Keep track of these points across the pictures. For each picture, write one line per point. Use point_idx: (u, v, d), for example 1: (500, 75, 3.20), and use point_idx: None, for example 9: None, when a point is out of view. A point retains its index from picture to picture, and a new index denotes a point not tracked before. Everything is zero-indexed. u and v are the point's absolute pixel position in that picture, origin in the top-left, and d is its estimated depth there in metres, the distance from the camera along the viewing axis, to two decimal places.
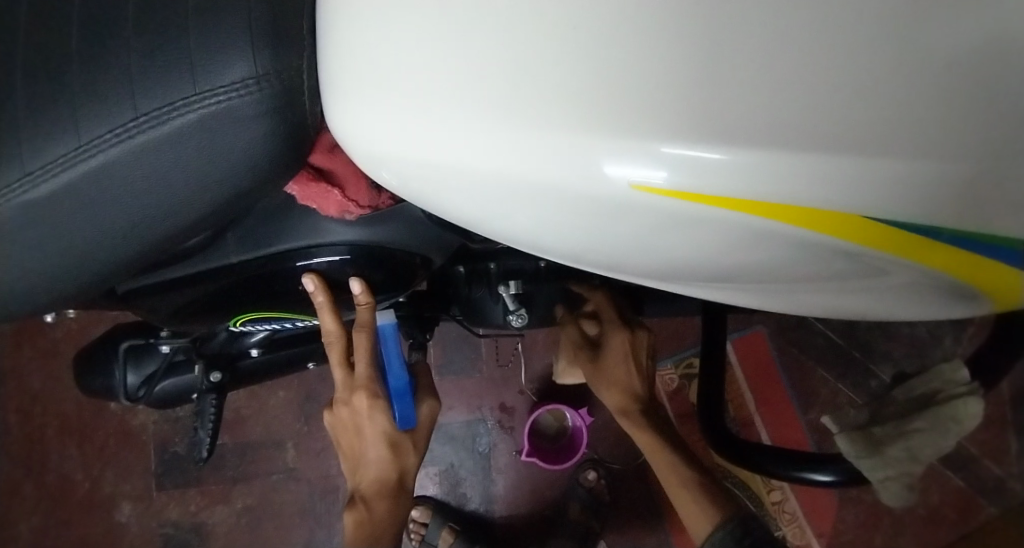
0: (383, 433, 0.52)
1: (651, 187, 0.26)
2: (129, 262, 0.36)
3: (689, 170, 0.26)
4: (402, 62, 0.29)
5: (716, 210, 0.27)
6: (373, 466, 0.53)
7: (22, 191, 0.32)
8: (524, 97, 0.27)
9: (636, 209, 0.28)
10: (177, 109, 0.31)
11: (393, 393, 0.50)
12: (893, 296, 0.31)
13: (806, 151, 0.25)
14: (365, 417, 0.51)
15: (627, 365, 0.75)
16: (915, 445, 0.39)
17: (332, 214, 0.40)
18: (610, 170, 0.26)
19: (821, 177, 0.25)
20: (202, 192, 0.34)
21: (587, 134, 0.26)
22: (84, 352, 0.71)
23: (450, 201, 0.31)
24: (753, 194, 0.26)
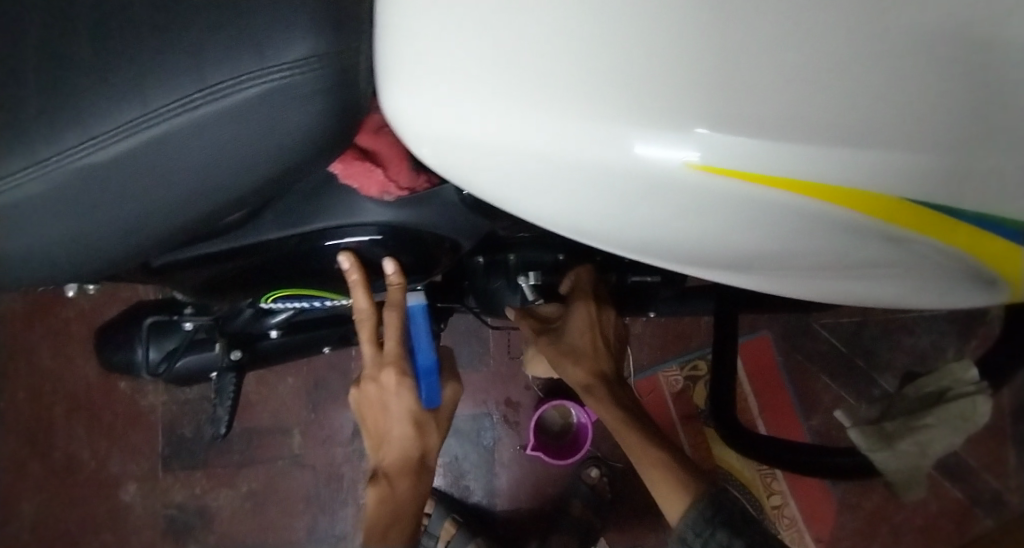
0: (409, 412, 0.53)
1: (697, 166, 0.28)
2: (172, 236, 0.37)
3: (717, 151, 0.27)
4: (449, 40, 0.30)
5: (760, 190, 0.28)
6: (397, 444, 0.55)
7: (82, 155, 0.32)
8: (559, 80, 0.28)
9: (679, 187, 0.29)
10: (242, 82, 0.32)
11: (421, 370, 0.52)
12: (913, 282, 0.32)
13: (832, 136, 0.26)
14: (392, 395, 0.53)
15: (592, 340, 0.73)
16: (924, 438, 0.44)
17: (372, 195, 0.42)
18: (644, 151, 0.28)
19: (847, 160, 0.26)
20: (251, 168, 0.35)
21: (621, 113, 0.27)
22: (107, 327, 0.73)
23: (489, 179, 0.33)
24: (781, 174, 0.27)
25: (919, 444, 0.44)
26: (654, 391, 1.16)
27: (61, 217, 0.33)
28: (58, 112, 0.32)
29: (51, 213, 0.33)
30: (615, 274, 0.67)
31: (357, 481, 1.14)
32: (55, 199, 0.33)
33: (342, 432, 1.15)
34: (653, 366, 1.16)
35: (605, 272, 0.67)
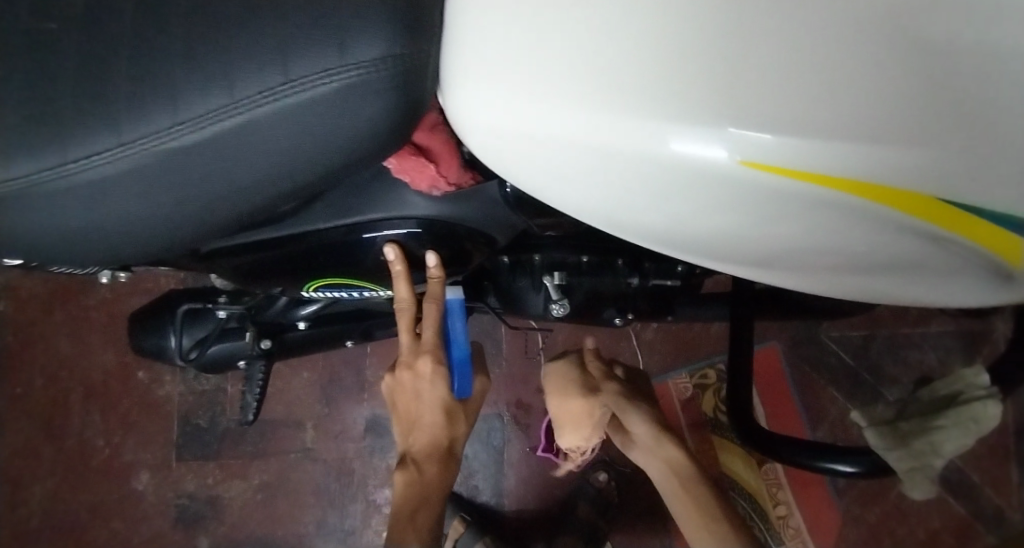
0: (440, 403, 0.59)
1: (758, 163, 0.29)
2: (232, 221, 0.40)
3: (754, 150, 0.28)
4: (507, 36, 0.32)
5: (818, 189, 0.29)
6: (427, 431, 0.60)
7: (169, 139, 0.34)
8: (605, 79, 0.30)
9: (739, 181, 0.30)
10: (325, 78, 0.33)
11: (456, 363, 0.57)
12: (930, 281, 0.35)
13: (869, 139, 0.27)
14: (427, 386, 0.58)
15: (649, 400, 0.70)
16: (937, 438, 0.47)
17: (421, 188, 0.44)
18: (683, 147, 0.29)
19: (878, 161, 0.28)
20: (318, 160, 0.37)
21: (663, 111, 0.29)
22: (141, 313, 0.75)
23: (538, 169, 0.35)
24: (820, 170, 0.28)
25: (933, 442, 0.48)
26: (663, 397, 1.18)
27: (138, 199, 0.36)
28: (146, 96, 0.34)
29: (128, 194, 0.35)
30: (637, 277, 0.68)
31: (367, 476, 1.16)
32: (138, 178, 0.35)
33: (354, 427, 1.17)
34: (665, 373, 1.18)
35: (628, 275, 0.68)
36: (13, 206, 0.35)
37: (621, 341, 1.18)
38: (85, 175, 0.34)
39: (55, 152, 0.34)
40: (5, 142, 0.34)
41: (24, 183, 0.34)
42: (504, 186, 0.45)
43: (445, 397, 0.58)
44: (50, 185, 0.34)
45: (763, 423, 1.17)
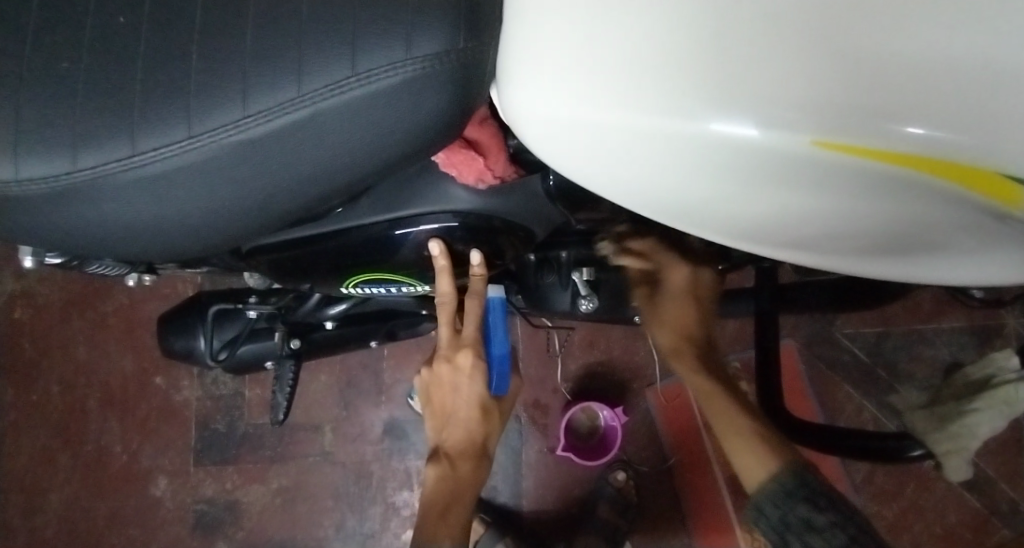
0: (477, 398, 0.62)
1: (833, 142, 0.27)
2: (277, 219, 0.40)
3: (786, 125, 0.27)
4: (560, 24, 0.32)
5: (887, 167, 0.27)
6: (463, 425, 0.63)
7: (234, 132, 0.35)
8: (648, 61, 0.29)
9: (804, 162, 0.28)
10: (396, 68, 0.34)
11: (495, 358, 0.60)
12: (986, 259, 0.34)
13: (915, 107, 0.25)
14: (464, 381, 0.61)
15: (683, 306, 0.65)
16: (974, 421, 0.49)
17: (467, 181, 0.46)
18: (720, 127, 0.28)
19: (931, 134, 0.25)
20: (364, 150, 0.37)
21: (696, 92, 0.28)
22: (171, 315, 0.76)
23: (590, 158, 0.36)
24: (868, 145, 0.26)
25: (969, 425, 0.49)
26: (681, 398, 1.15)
27: (191, 192, 0.36)
28: (217, 90, 0.35)
29: (182, 187, 0.36)
30: None
31: (386, 478, 1.16)
32: (201, 171, 0.36)
33: (372, 430, 1.17)
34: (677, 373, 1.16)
35: None
36: (79, 198, 0.36)
37: (637, 341, 1.17)
38: (143, 168, 0.35)
39: (126, 146, 0.35)
40: (86, 132, 0.36)
41: (90, 175, 0.36)
42: (547, 178, 0.46)
43: (481, 393, 0.61)
44: (111, 177, 0.36)
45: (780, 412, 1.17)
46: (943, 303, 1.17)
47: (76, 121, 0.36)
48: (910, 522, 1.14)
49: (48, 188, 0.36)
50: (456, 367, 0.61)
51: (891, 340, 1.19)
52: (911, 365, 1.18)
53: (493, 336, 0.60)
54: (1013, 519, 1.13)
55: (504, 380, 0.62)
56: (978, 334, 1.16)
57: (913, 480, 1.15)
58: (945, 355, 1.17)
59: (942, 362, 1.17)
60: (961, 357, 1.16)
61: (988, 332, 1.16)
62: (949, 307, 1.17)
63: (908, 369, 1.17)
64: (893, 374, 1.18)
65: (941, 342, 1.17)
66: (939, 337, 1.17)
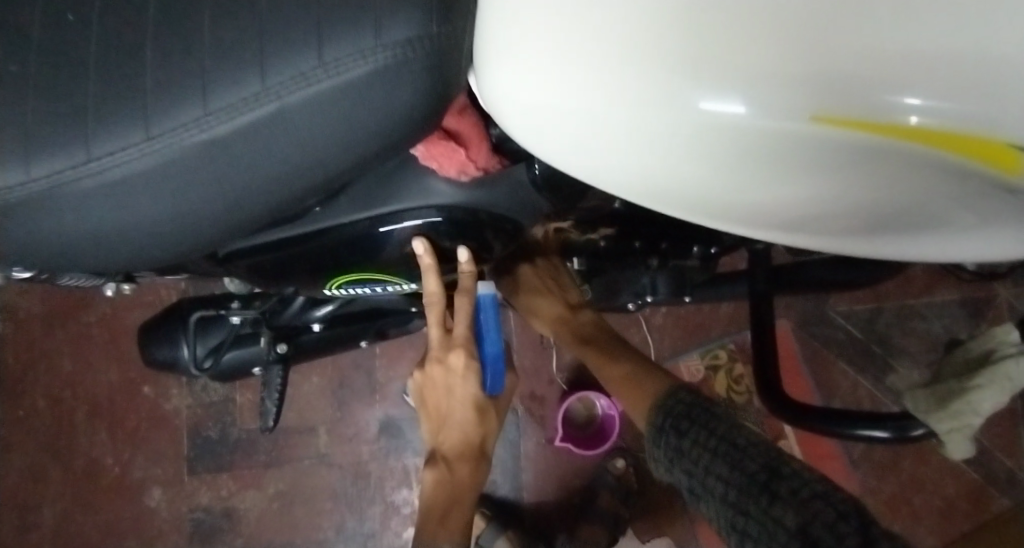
0: (472, 399, 0.62)
1: (835, 116, 0.25)
2: (253, 221, 0.38)
3: (780, 102, 0.25)
4: (539, 1, 0.30)
5: (891, 142, 0.25)
6: (459, 427, 0.64)
7: (195, 131, 0.33)
8: (634, 37, 0.28)
9: (803, 139, 0.27)
10: (364, 55, 0.32)
11: (488, 359, 0.59)
12: (1002, 236, 0.32)
13: (914, 75, 0.23)
14: (459, 382, 0.61)
15: (543, 298, 0.84)
16: (977, 398, 0.48)
17: (449, 174, 0.44)
18: (710, 106, 0.27)
19: (930, 103, 0.24)
20: (338, 146, 0.35)
21: (682, 69, 0.27)
22: (151, 324, 0.74)
23: (577, 144, 0.34)
24: (871, 118, 0.25)
25: (972, 401, 0.48)
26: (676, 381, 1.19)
27: (157, 198, 0.34)
28: (177, 87, 0.33)
29: (147, 193, 0.34)
30: (657, 258, 0.70)
31: (384, 478, 1.15)
32: (163, 174, 0.33)
33: (368, 430, 1.15)
34: (674, 356, 1.19)
35: (647, 257, 0.70)
36: (38, 209, 0.34)
37: (631, 328, 1.19)
38: (102, 174, 0.33)
39: (81, 151, 0.33)
40: (40, 138, 0.34)
41: (48, 184, 0.34)
42: (534, 167, 0.44)
43: (476, 393, 0.61)
44: (70, 186, 0.34)
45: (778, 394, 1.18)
46: (934, 276, 1.17)
47: (30, 125, 0.34)
48: (907, 496, 1.15)
49: (4, 200, 0.34)
50: (449, 368, 0.60)
51: (884, 316, 1.19)
52: (905, 340, 1.18)
53: (485, 336, 0.58)
54: (1009, 487, 1.14)
55: (499, 378, 0.60)
56: (971, 305, 1.16)
57: (910, 454, 1.15)
58: (937, 329, 1.17)
59: (935, 336, 1.17)
60: (953, 330, 1.16)
61: (979, 304, 1.16)
62: (941, 280, 1.17)
63: (901, 344, 1.18)
64: (887, 349, 1.18)
65: (933, 317, 1.17)
66: (931, 311, 1.17)
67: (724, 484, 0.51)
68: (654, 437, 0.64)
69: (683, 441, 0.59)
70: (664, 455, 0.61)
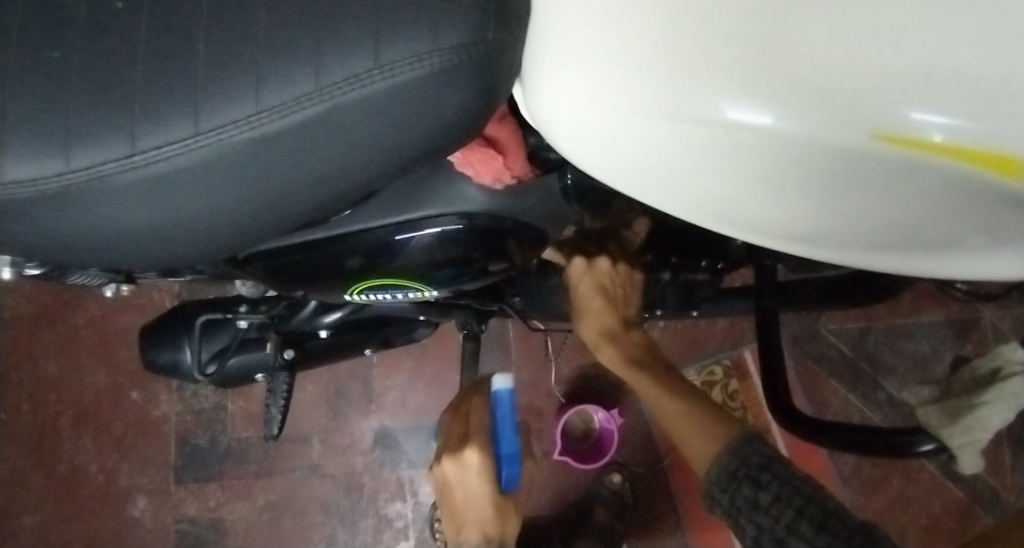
0: (490, 494, 0.77)
1: (896, 132, 0.24)
2: (282, 222, 0.38)
3: (806, 115, 0.25)
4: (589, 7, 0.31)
5: (944, 162, 0.25)
6: (478, 518, 0.79)
7: (241, 130, 0.32)
8: (687, 44, 0.27)
9: (856, 158, 0.26)
10: (416, 60, 0.32)
11: (505, 457, 0.73)
12: None
13: (926, 90, 0.23)
14: (476, 481, 0.77)
15: (599, 302, 0.77)
16: (985, 415, 0.49)
17: (484, 181, 0.44)
18: (736, 114, 0.27)
19: (951, 122, 0.24)
20: (356, 147, 0.34)
21: (711, 81, 0.27)
22: (152, 326, 0.72)
23: (618, 150, 0.34)
24: (927, 136, 0.24)
25: (982, 418, 0.49)
26: None
27: (199, 195, 0.34)
28: (226, 82, 0.33)
29: (179, 192, 0.34)
30: (669, 272, 0.71)
31: (378, 490, 1.13)
32: (208, 171, 0.33)
33: (363, 441, 1.14)
34: None
35: (658, 270, 0.72)
36: (75, 200, 0.34)
37: None
38: (143, 169, 0.33)
39: (124, 143, 0.33)
40: (80, 128, 0.33)
41: (87, 176, 0.33)
42: (565, 177, 0.46)
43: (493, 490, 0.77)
44: (109, 178, 0.33)
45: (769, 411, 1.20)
46: (921, 297, 1.20)
47: (65, 113, 0.34)
48: (896, 513, 1.16)
49: (42, 191, 0.34)
50: (468, 464, 0.77)
51: (874, 335, 1.21)
52: (893, 359, 1.20)
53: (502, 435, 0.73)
54: (993, 507, 1.15)
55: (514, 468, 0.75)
56: (957, 326, 1.19)
57: (898, 471, 1.17)
58: (925, 348, 1.20)
59: (922, 355, 1.20)
60: (940, 350, 1.19)
61: (966, 325, 1.19)
62: (928, 301, 1.20)
63: (889, 362, 1.20)
64: (876, 367, 1.20)
65: (920, 336, 1.20)
66: (918, 330, 1.20)
67: (786, 525, 0.54)
68: (720, 480, 0.61)
69: (762, 494, 0.56)
70: (731, 502, 0.59)
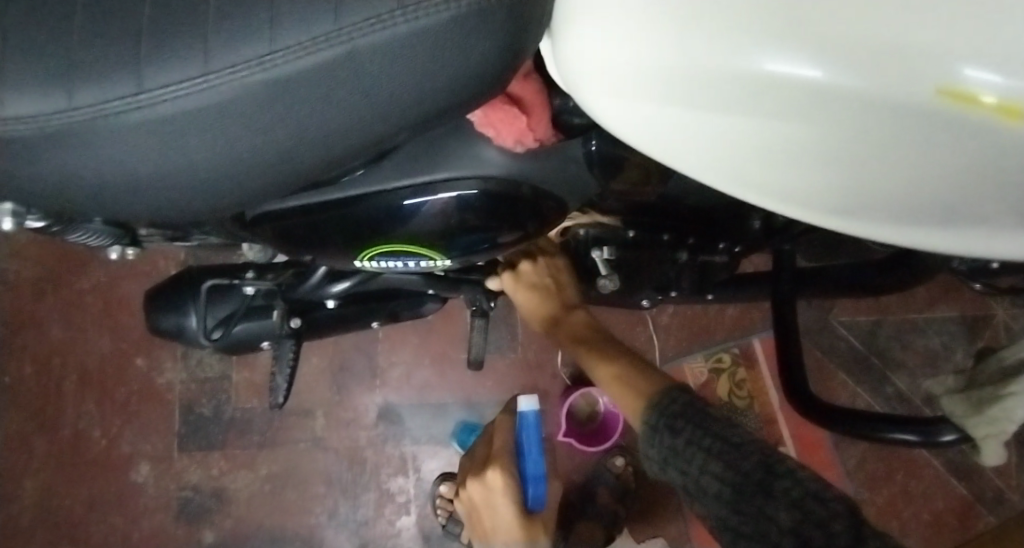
0: (518, 511, 0.82)
1: (958, 91, 0.23)
2: (292, 176, 0.36)
3: (859, 69, 0.23)
4: None
5: (1003, 128, 0.23)
6: (504, 534, 0.82)
7: (249, 73, 0.30)
8: None
9: (910, 119, 0.24)
10: (437, 5, 0.30)
11: (530, 474, 0.85)
12: None
13: (988, 48, 0.22)
14: (501, 498, 0.82)
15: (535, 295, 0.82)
16: (1010, 405, 0.47)
17: (505, 143, 0.42)
18: (774, 67, 0.25)
19: (1015, 82, 0.22)
20: (368, 99, 0.32)
21: (751, 29, 0.25)
22: (158, 290, 0.71)
23: (647, 108, 0.32)
24: (987, 98, 0.23)
25: (1007, 408, 0.47)
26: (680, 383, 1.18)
27: (207, 142, 0.32)
28: (238, 22, 0.31)
29: (185, 138, 0.32)
30: (686, 253, 0.69)
31: (380, 465, 1.12)
32: (215, 117, 0.31)
33: (366, 416, 1.13)
34: (678, 356, 1.19)
35: (676, 251, 0.69)
36: (76, 142, 0.32)
37: (638, 326, 1.18)
38: (149, 110, 0.31)
39: (128, 84, 0.31)
40: (84, 67, 0.31)
41: (90, 114, 0.31)
42: (590, 143, 0.45)
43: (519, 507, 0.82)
44: (112, 120, 0.31)
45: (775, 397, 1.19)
46: (936, 291, 1.18)
47: (71, 51, 0.32)
48: (900, 508, 1.15)
49: (42, 128, 0.32)
50: (491, 483, 0.82)
51: (885, 328, 1.19)
52: (903, 353, 1.19)
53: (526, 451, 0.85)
54: (998, 505, 1.14)
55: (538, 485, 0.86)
56: (971, 322, 1.17)
57: (903, 466, 1.16)
58: (937, 344, 1.18)
59: (934, 351, 1.18)
60: (952, 346, 1.17)
61: (980, 322, 1.17)
62: (942, 296, 1.18)
63: (900, 357, 1.18)
64: (886, 362, 1.18)
65: (933, 332, 1.18)
66: (931, 326, 1.18)
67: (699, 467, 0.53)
68: (647, 435, 0.61)
69: (677, 441, 0.56)
70: (657, 454, 0.58)
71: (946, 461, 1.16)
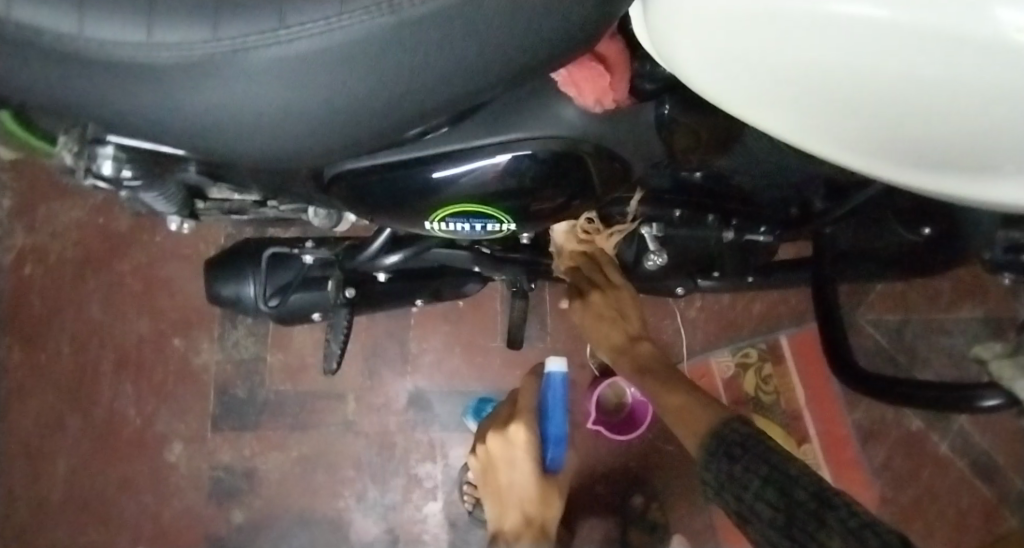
0: (535, 471, 0.81)
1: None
2: (389, 118, 0.39)
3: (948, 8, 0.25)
4: None
5: None
6: (516, 489, 0.82)
7: (372, 16, 0.32)
8: None
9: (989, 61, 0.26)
10: None
11: (553, 436, 0.81)
12: None
13: None
14: (521, 456, 0.81)
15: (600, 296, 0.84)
16: None
17: (586, 102, 0.44)
18: (849, 10, 0.26)
19: None
20: (475, 44, 0.35)
21: None
22: (217, 260, 0.74)
23: (728, 57, 0.34)
24: None
25: None
26: (705, 378, 1.20)
27: (329, 78, 0.35)
28: None
29: (310, 74, 0.34)
30: (732, 232, 0.71)
31: (409, 450, 1.14)
32: (338, 56, 0.34)
33: (397, 401, 1.15)
34: (705, 351, 1.20)
35: (723, 229, 0.71)
36: (210, 75, 0.34)
37: (666, 319, 1.19)
38: (281, 46, 0.33)
39: (259, 21, 0.33)
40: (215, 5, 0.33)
41: (228, 47, 0.33)
42: (662, 107, 0.48)
43: (539, 467, 0.82)
44: (246, 54, 0.33)
45: (801, 394, 1.20)
46: (959, 293, 1.20)
47: None
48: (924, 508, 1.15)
49: (176, 58, 0.34)
50: (511, 440, 0.81)
51: (911, 328, 1.20)
52: (930, 352, 1.19)
53: (552, 416, 0.81)
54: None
55: (559, 449, 0.83)
56: (995, 323, 1.18)
57: (928, 464, 1.16)
58: (961, 344, 1.19)
59: (959, 351, 1.19)
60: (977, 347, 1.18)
61: (1003, 323, 1.18)
62: (966, 297, 1.19)
63: (925, 357, 1.19)
64: (912, 361, 1.19)
65: (958, 333, 1.19)
66: (955, 326, 1.20)
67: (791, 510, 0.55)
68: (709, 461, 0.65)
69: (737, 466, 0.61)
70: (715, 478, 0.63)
71: (971, 462, 1.16)
